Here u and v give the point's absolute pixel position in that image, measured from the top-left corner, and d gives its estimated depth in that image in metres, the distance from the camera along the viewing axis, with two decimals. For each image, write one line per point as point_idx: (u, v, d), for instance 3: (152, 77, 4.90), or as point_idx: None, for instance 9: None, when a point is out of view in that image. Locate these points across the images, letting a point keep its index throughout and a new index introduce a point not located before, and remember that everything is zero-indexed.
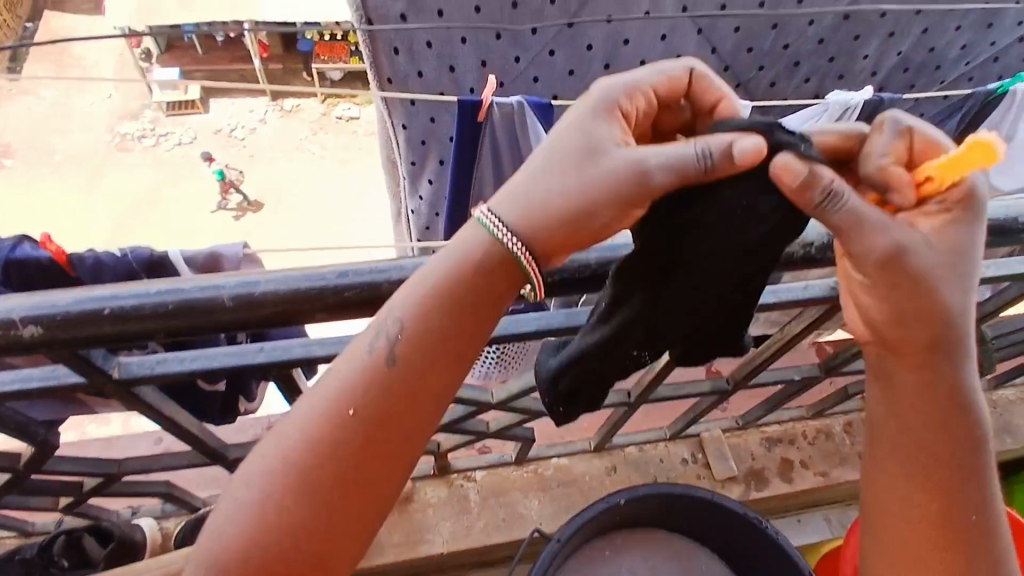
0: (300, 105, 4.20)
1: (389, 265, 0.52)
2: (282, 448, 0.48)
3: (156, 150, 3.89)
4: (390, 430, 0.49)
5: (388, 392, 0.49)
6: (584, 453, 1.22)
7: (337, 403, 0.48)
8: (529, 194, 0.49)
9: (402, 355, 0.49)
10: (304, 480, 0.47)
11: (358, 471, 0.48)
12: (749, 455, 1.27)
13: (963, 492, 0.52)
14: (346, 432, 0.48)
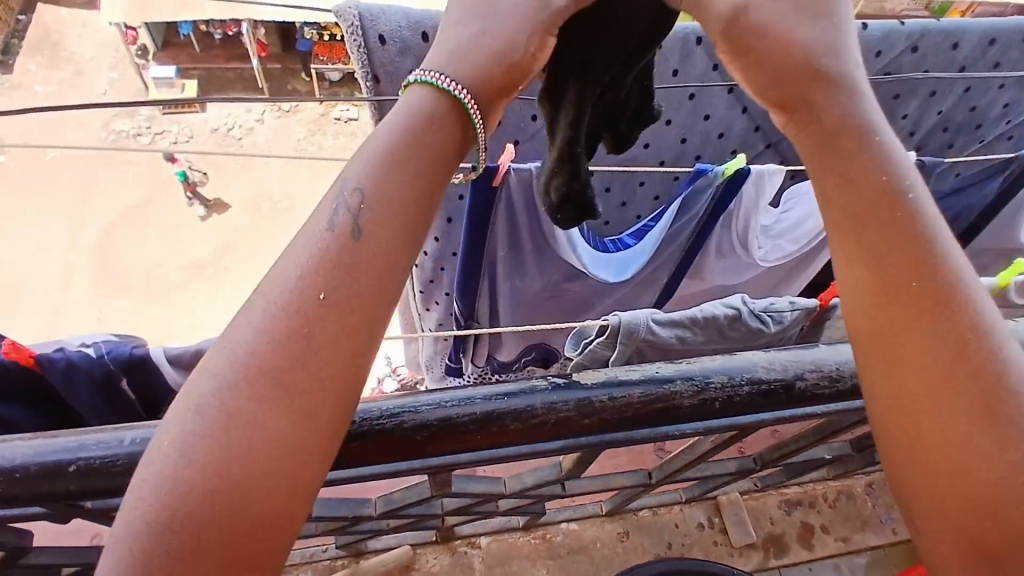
0: (298, 105, 4.13)
1: (407, 400, 0.42)
2: (207, 415, 0.34)
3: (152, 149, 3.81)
4: (347, 286, 0.38)
5: (333, 313, 0.37)
6: (596, 516, 1.16)
7: (273, 349, 0.36)
8: (455, 39, 0.43)
9: (373, 206, 0.40)
10: (228, 437, 0.33)
11: (290, 428, 0.34)
12: (767, 520, 1.21)
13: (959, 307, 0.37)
14: (303, 312, 0.37)
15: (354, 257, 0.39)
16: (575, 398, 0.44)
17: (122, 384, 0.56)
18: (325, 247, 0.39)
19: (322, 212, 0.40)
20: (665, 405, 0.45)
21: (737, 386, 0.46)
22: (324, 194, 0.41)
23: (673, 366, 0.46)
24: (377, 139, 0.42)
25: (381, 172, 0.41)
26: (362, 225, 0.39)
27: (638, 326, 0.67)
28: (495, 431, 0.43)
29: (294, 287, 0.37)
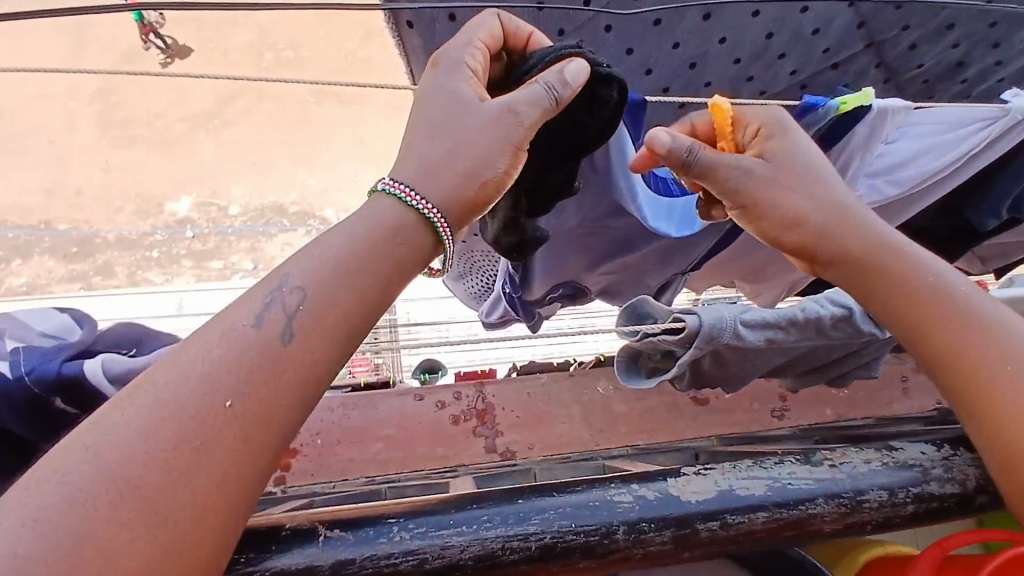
0: None
1: (431, 527, 0.30)
2: (50, 534, 0.27)
3: None
4: (274, 401, 0.33)
5: (242, 426, 0.31)
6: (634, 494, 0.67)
7: (153, 460, 0.29)
8: (429, 148, 0.44)
9: (324, 304, 0.36)
10: (81, 565, 0.26)
11: (163, 559, 0.28)
12: None
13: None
14: (217, 423, 0.31)
15: (277, 368, 0.34)
16: (672, 523, 0.31)
17: (54, 403, 0.44)
18: (247, 348, 0.34)
19: (251, 308, 0.35)
20: (798, 532, 0.31)
21: (899, 506, 0.32)
22: (256, 287, 0.36)
23: (810, 472, 0.33)
24: (342, 233, 0.39)
25: (328, 270, 0.37)
26: (295, 327, 0.35)
27: (722, 331, 0.52)
28: (555, 569, 0.31)
29: (194, 387, 0.31)
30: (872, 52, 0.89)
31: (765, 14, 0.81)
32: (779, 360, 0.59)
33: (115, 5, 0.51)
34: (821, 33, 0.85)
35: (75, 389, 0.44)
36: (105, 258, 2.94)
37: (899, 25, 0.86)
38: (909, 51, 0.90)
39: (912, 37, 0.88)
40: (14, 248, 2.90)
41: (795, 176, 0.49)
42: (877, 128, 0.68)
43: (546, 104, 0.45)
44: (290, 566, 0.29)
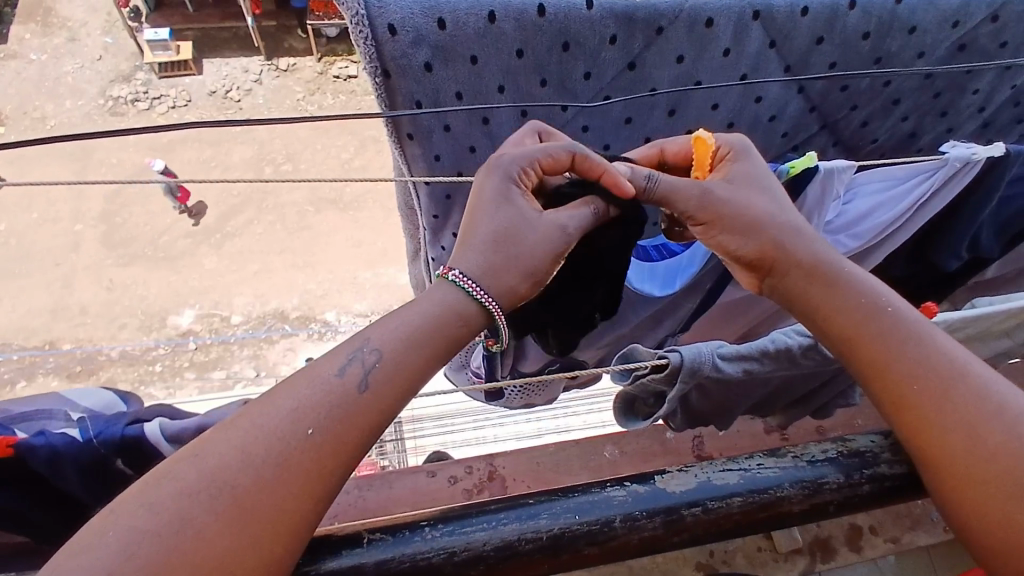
0: (297, 63, 3.96)
1: (455, 525, 0.35)
2: (161, 513, 0.37)
3: (152, 115, 3.72)
4: (337, 420, 0.44)
5: (317, 451, 0.43)
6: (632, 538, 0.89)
7: (246, 470, 0.40)
8: (493, 249, 0.55)
9: (403, 359, 0.48)
10: (178, 538, 0.37)
11: (242, 538, 0.38)
12: None
13: (931, 362, 0.47)
14: (300, 448, 0.42)
15: (345, 407, 0.45)
16: (661, 512, 0.36)
17: (115, 463, 0.50)
18: (330, 391, 0.45)
19: (337, 360, 0.47)
20: (770, 511, 0.37)
21: (855, 486, 0.38)
22: (344, 344, 0.48)
23: (777, 463, 0.38)
24: (412, 307, 0.51)
25: (396, 337, 0.49)
26: (369, 379, 0.46)
27: (701, 364, 0.58)
28: (564, 557, 0.36)
29: (289, 421, 0.43)
30: (828, 131, 0.95)
31: (724, 106, 0.87)
32: (760, 390, 0.66)
33: (140, 131, 0.57)
34: (778, 120, 0.91)
35: (136, 448, 0.50)
36: (107, 375, 3.05)
37: (849, 103, 0.91)
38: (861, 128, 0.95)
39: (861, 115, 0.93)
40: (20, 369, 3.03)
41: (754, 191, 0.60)
42: (827, 190, 0.77)
43: (587, 223, 0.59)
44: (341, 565, 0.35)
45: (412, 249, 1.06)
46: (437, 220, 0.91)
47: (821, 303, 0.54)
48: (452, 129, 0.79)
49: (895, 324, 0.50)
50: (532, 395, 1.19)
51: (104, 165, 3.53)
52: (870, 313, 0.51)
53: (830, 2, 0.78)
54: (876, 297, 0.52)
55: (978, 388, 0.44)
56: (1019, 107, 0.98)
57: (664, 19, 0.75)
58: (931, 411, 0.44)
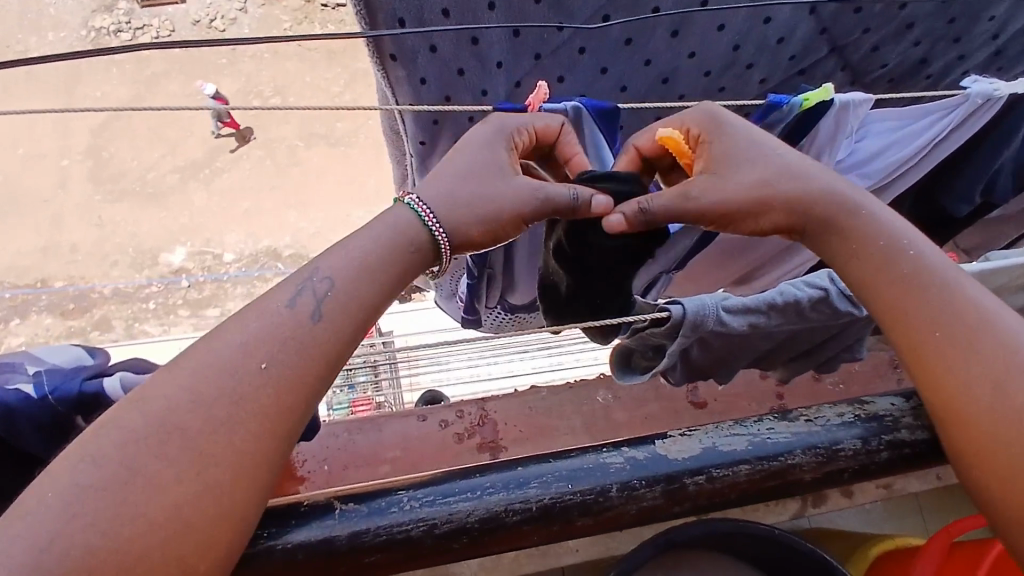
0: None
1: (436, 493, 0.32)
2: (106, 465, 0.34)
3: (132, 44, 3.56)
4: (291, 356, 0.41)
5: (271, 384, 0.39)
6: None
7: (199, 412, 0.37)
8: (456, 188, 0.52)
9: (358, 291, 0.46)
10: (142, 484, 0.34)
11: (199, 487, 0.35)
12: None
13: (960, 316, 0.43)
14: (250, 382, 0.39)
15: (302, 338, 0.42)
16: (662, 480, 0.33)
17: (76, 422, 0.48)
18: (282, 324, 0.42)
19: (286, 292, 0.44)
20: (779, 479, 0.34)
21: (872, 453, 0.35)
22: (293, 276, 0.45)
23: (788, 427, 0.35)
24: (365, 240, 0.48)
25: (348, 265, 0.46)
26: (323, 309, 0.44)
27: (704, 318, 0.55)
28: (554, 530, 0.33)
29: (237, 354, 0.40)
30: (837, 55, 0.89)
31: (730, 28, 0.80)
32: (764, 346, 0.63)
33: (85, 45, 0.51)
34: (785, 42, 0.85)
35: (94, 406, 0.47)
36: (101, 313, 3.03)
37: (863, 25, 0.85)
38: (872, 53, 0.89)
39: (874, 38, 0.87)
40: (13, 308, 3.00)
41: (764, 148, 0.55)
42: (840, 122, 0.72)
43: (563, 207, 0.53)
44: (310, 538, 0.32)
45: (399, 174, 1.01)
46: (425, 146, 0.86)
47: (849, 253, 0.50)
48: (439, 50, 0.73)
49: (917, 266, 0.47)
50: (524, 324, 1.17)
51: (88, 99, 3.41)
52: (894, 259, 0.48)
53: None
54: (901, 245, 0.48)
55: (1004, 337, 0.41)
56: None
57: None
58: (961, 368, 0.41)
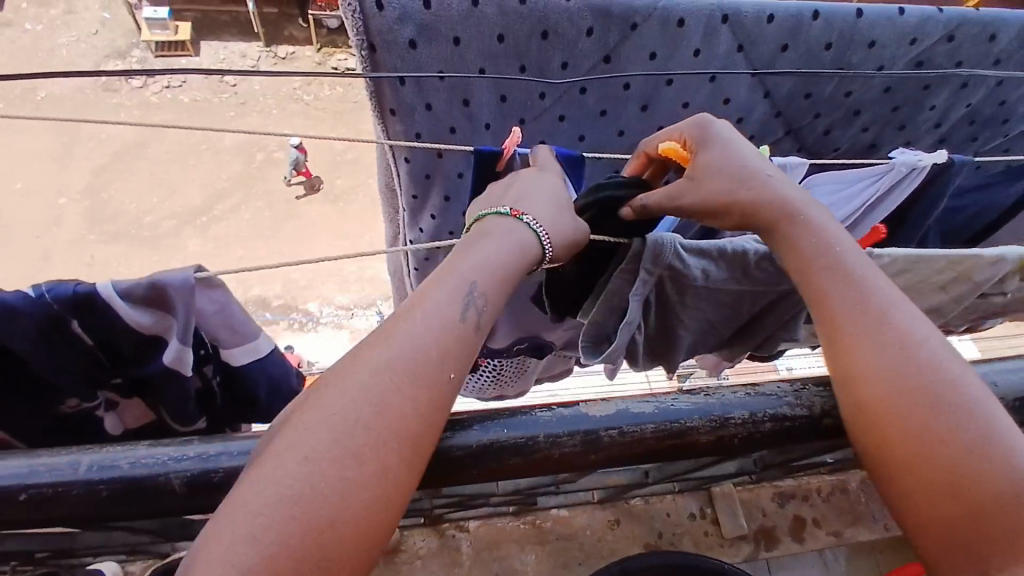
0: (295, 52, 3.99)
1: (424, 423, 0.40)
2: (309, 469, 0.35)
3: (146, 93, 3.72)
4: (453, 354, 0.42)
5: (450, 384, 0.41)
6: (587, 503, 0.97)
7: (404, 409, 0.38)
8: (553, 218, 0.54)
9: (502, 302, 0.48)
10: (354, 476, 0.36)
11: (376, 483, 0.36)
12: (760, 511, 1.02)
13: (898, 326, 0.46)
14: (435, 385, 0.40)
15: (472, 352, 0.44)
16: (580, 432, 0.40)
17: (71, 326, 0.51)
18: (458, 333, 0.43)
19: (457, 301, 0.44)
20: (679, 440, 0.41)
21: (758, 423, 0.42)
22: (456, 285, 0.45)
23: (690, 399, 0.42)
24: (497, 249, 0.49)
25: (499, 283, 0.48)
26: (486, 322, 0.45)
27: (664, 248, 0.60)
28: (491, 467, 0.40)
29: (419, 352, 0.41)
30: (792, 137, 0.99)
31: (694, 106, 0.91)
32: (715, 302, 0.69)
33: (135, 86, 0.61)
34: (745, 122, 0.95)
35: (87, 308, 0.50)
36: None
37: (812, 110, 0.95)
38: (823, 135, 1.00)
39: (823, 123, 0.98)
40: None
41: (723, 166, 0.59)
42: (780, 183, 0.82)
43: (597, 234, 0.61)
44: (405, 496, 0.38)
45: (391, 234, 1.11)
46: (416, 199, 0.95)
47: (800, 253, 0.53)
48: (434, 108, 0.83)
49: (858, 263, 0.51)
50: (505, 385, 1.24)
51: (94, 141, 3.52)
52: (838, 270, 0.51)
53: (793, 12, 0.83)
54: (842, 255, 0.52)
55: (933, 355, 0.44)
56: (973, 127, 1.02)
57: (637, 17, 0.80)
58: (897, 344, 0.45)
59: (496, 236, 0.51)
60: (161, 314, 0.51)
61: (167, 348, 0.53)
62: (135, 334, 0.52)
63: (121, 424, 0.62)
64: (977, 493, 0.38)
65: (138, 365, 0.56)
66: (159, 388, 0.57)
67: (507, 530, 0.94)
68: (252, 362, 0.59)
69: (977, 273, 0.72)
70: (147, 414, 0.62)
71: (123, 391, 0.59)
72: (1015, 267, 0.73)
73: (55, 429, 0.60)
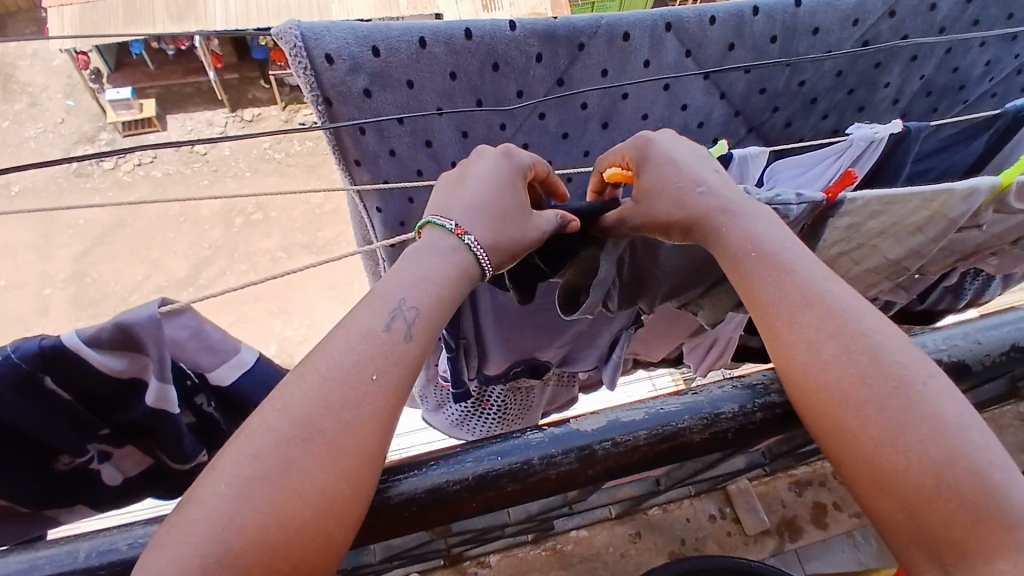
0: (260, 114, 4.04)
1: (424, 464, 0.40)
2: (233, 486, 0.37)
3: (118, 175, 3.73)
4: (380, 364, 0.44)
5: (384, 393, 0.43)
6: (604, 520, 0.95)
7: (331, 414, 0.40)
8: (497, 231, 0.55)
9: (440, 311, 0.49)
10: (285, 479, 0.37)
11: (302, 498, 0.37)
12: (777, 502, 1.01)
13: (816, 321, 0.47)
14: (367, 393, 0.42)
15: (408, 360, 0.45)
16: (575, 449, 0.40)
17: (45, 382, 0.51)
18: (381, 343, 0.45)
19: (380, 316, 0.47)
20: (671, 442, 0.41)
21: (745, 416, 0.42)
22: (381, 301, 0.48)
23: (679, 401, 0.42)
24: (430, 266, 0.51)
25: (427, 293, 0.49)
26: (414, 330, 0.47)
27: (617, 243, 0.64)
28: (490, 496, 0.40)
29: (351, 368, 0.43)
30: (756, 134, 1.00)
31: (653, 117, 0.91)
32: (687, 268, 0.69)
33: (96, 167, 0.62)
34: (706, 126, 0.96)
35: (57, 361, 0.50)
36: None
37: (770, 104, 0.96)
38: (786, 128, 1.00)
39: (783, 116, 0.98)
40: None
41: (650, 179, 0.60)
42: (744, 170, 0.83)
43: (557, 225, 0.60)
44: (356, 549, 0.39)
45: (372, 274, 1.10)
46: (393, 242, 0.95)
47: (725, 259, 0.55)
48: (398, 154, 0.84)
49: (780, 259, 0.52)
50: (511, 421, 1.25)
51: (69, 228, 3.51)
52: (764, 268, 0.52)
53: (734, 9, 0.85)
54: (768, 252, 0.53)
55: (854, 343, 0.45)
56: (932, 97, 1.04)
57: (584, 36, 0.82)
58: (806, 337, 0.46)
59: (428, 253, 0.52)
60: (134, 354, 0.52)
61: (149, 387, 0.54)
62: (110, 378, 0.52)
63: (119, 474, 0.64)
64: (902, 487, 0.39)
65: (123, 406, 0.56)
66: (151, 426, 0.58)
67: (529, 559, 0.93)
68: (240, 377, 0.59)
69: (951, 209, 0.67)
70: (144, 460, 0.64)
71: (113, 441, 0.60)
72: (988, 201, 0.69)
73: (60, 489, 0.61)
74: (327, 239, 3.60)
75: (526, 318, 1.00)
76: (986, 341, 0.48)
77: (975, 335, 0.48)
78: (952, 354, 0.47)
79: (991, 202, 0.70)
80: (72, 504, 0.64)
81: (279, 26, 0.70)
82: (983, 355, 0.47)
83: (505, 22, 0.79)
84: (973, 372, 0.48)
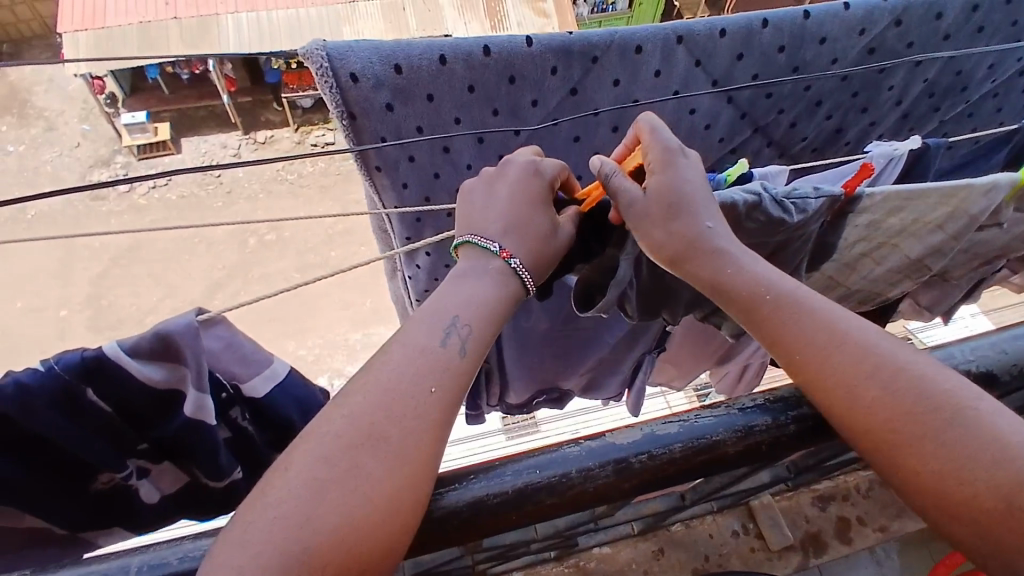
0: (273, 136, 4.10)
1: (462, 478, 0.41)
2: (300, 488, 0.38)
3: (135, 199, 3.79)
4: (438, 378, 0.45)
5: (442, 407, 0.44)
6: (627, 536, 0.95)
7: (392, 422, 0.42)
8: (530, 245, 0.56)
9: (489, 326, 0.51)
10: (352, 482, 0.38)
11: (365, 501, 0.38)
12: (801, 517, 1.01)
13: (848, 366, 0.48)
14: (426, 404, 0.43)
15: (459, 373, 0.46)
16: (611, 461, 0.41)
17: (87, 396, 0.53)
18: (436, 358, 0.46)
19: (435, 333, 0.48)
20: (709, 453, 0.42)
21: (781, 425, 0.43)
22: (435, 319, 0.49)
23: (714, 413, 0.43)
24: (479, 289, 0.52)
25: (475, 308, 0.51)
26: (468, 347, 0.48)
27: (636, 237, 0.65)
28: (531, 509, 0.40)
29: (411, 381, 0.44)
30: (761, 134, 1.00)
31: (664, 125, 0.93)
32: None
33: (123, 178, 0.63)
34: (713, 127, 0.97)
35: (97, 371, 0.52)
36: None
37: (778, 108, 0.97)
38: (790, 129, 1.01)
39: (789, 117, 0.99)
40: None
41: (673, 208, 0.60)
42: None
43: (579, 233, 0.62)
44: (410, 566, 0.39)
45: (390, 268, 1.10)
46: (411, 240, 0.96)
47: (747, 311, 0.56)
48: (417, 160, 0.86)
49: (798, 303, 0.54)
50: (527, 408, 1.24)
51: (87, 250, 3.56)
52: (788, 314, 0.54)
53: (743, 22, 0.86)
54: (791, 295, 0.55)
55: (891, 381, 0.46)
56: (934, 98, 1.04)
57: (597, 50, 0.83)
58: (844, 382, 0.47)
59: (473, 276, 0.54)
60: (173, 365, 0.54)
61: (187, 398, 0.55)
62: (146, 389, 0.54)
63: (156, 490, 0.64)
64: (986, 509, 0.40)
65: (158, 419, 0.57)
66: (186, 441, 0.58)
67: None
68: (273, 390, 0.60)
69: (972, 204, 0.66)
70: (180, 477, 0.64)
71: (152, 456, 0.61)
72: (1009, 194, 0.69)
73: (100, 512, 0.63)
74: (340, 258, 3.63)
75: (549, 343, 0.99)
76: (1009, 349, 0.48)
77: (1000, 345, 0.49)
78: (976, 364, 0.48)
79: (1013, 196, 0.70)
80: (109, 525, 0.65)
81: (305, 46, 0.73)
82: (1009, 365, 0.48)
83: (522, 38, 0.80)
84: (1001, 381, 0.48)
